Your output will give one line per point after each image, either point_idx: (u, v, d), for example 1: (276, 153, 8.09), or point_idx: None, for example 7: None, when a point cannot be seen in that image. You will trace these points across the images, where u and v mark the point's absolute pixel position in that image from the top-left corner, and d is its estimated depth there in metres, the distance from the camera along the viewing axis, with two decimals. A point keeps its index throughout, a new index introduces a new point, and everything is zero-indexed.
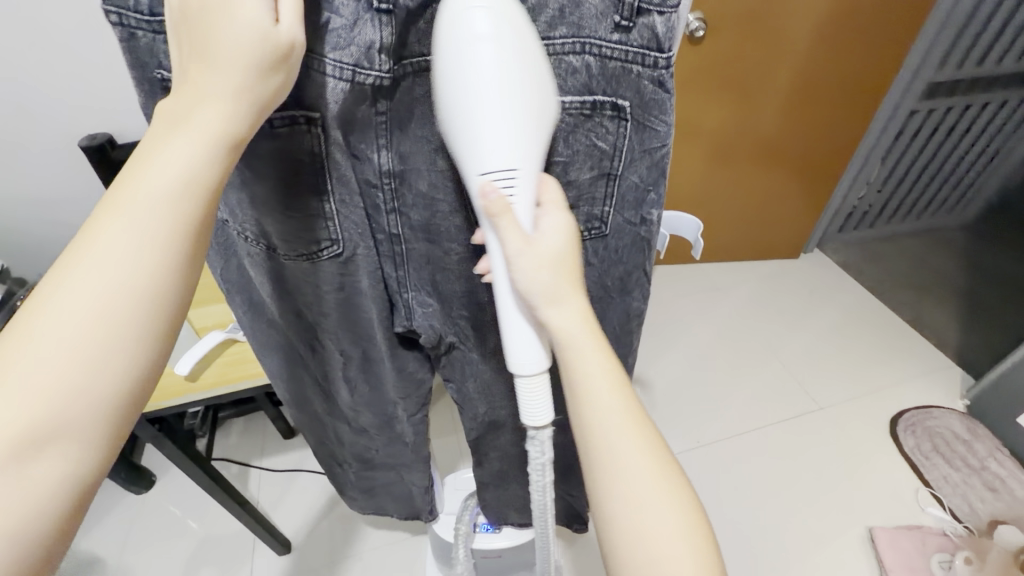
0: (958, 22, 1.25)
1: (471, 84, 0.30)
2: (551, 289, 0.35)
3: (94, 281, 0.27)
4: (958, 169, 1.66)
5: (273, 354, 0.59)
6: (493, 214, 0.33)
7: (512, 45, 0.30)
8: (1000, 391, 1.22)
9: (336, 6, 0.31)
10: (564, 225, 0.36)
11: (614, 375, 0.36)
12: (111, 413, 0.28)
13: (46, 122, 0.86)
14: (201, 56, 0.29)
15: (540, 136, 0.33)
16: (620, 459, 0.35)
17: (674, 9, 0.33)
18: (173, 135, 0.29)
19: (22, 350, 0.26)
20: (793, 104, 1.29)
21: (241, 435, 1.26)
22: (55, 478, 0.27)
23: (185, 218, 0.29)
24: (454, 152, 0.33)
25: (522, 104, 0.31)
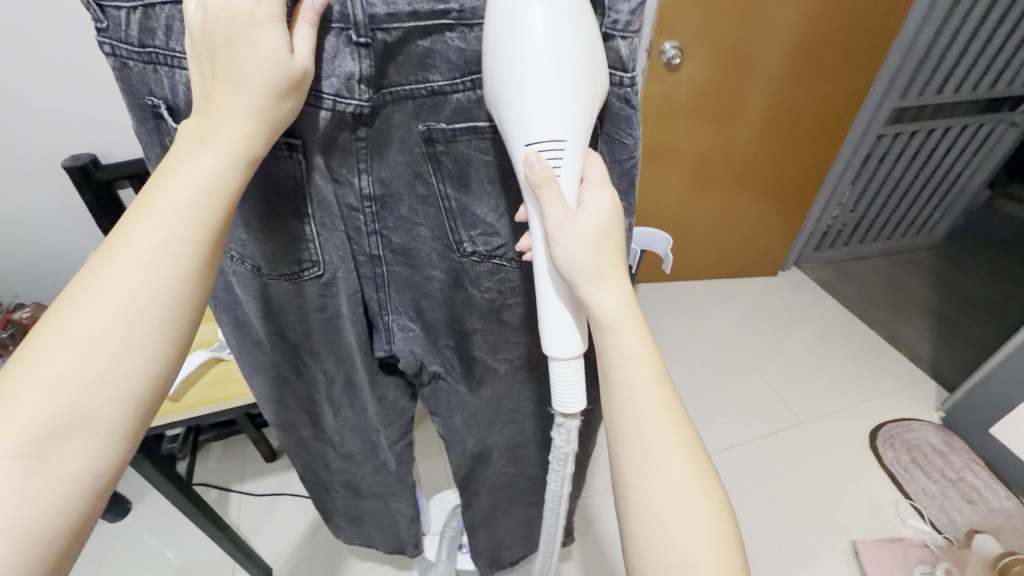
0: (920, 53, 1.32)
1: (524, 51, 0.30)
2: (591, 263, 0.35)
3: (122, 282, 0.29)
4: (924, 191, 1.73)
5: (258, 376, 0.57)
6: (535, 186, 0.33)
7: (561, 5, 0.30)
8: (972, 405, 1.26)
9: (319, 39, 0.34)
10: (608, 200, 0.35)
11: (653, 364, 0.37)
12: (132, 409, 0.30)
13: (29, 142, 0.86)
14: (225, 74, 0.31)
15: (592, 109, 0.33)
16: (652, 453, 0.35)
17: (635, 32, 0.35)
18: (199, 148, 0.31)
19: (52, 348, 0.28)
20: (769, 127, 1.35)
21: (220, 459, 1.23)
22: (78, 474, 0.28)
23: (207, 224, 0.31)
24: (503, 129, 0.33)
25: (569, 75, 0.31)
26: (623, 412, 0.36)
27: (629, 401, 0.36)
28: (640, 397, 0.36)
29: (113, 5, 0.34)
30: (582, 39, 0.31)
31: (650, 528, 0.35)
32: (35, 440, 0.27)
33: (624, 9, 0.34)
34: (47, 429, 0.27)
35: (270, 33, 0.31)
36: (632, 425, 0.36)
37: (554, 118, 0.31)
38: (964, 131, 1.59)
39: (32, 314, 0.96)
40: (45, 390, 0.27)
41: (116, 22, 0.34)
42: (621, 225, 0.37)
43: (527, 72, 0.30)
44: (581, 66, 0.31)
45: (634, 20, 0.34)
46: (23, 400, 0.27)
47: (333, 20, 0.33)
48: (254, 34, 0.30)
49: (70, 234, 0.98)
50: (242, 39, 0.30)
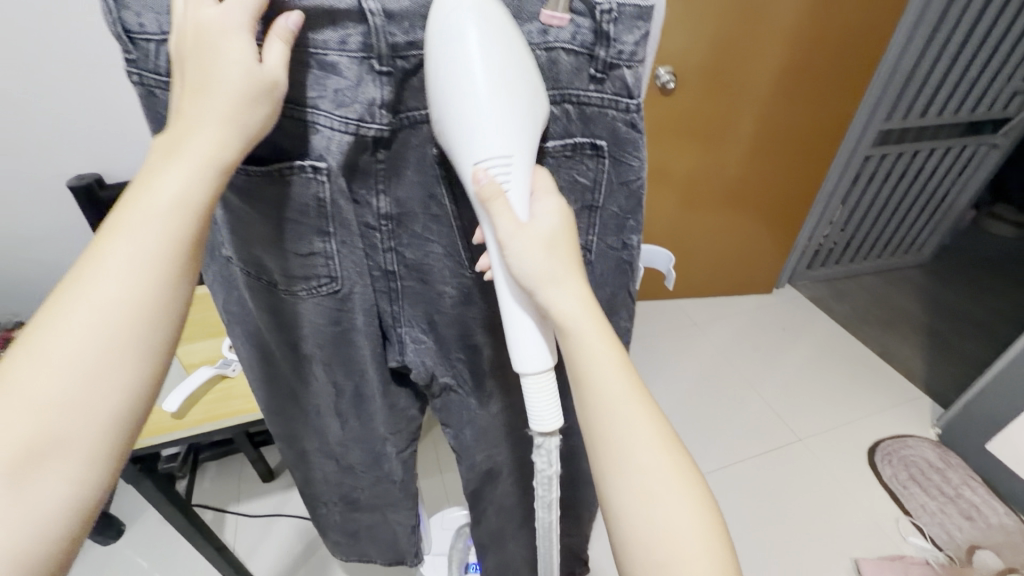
0: (902, 79, 1.37)
1: (461, 66, 0.32)
2: (545, 269, 0.35)
3: (97, 299, 0.29)
4: (911, 211, 1.78)
5: (259, 382, 0.58)
6: (487, 199, 0.34)
7: (488, 31, 0.32)
8: (966, 420, 1.27)
9: (341, 68, 0.36)
10: (559, 209, 0.37)
11: (620, 363, 0.37)
12: (114, 430, 0.29)
13: (37, 162, 0.88)
14: (199, 84, 0.32)
15: (532, 122, 0.34)
16: (639, 453, 0.35)
17: (640, 62, 0.37)
18: (171, 161, 0.31)
19: (24, 370, 0.28)
20: (759, 149, 1.39)
21: (216, 479, 1.21)
22: (57, 496, 0.28)
23: (179, 237, 0.31)
24: (450, 144, 0.35)
25: (507, 84, 0.32)
26: (600, 419, 0.36)
27: (603, 405, 0.36)
28: (613, 400, 0.36)
29: (144, 38, 0.35)
30: (515, 54, 0.33)
31: (641, 534, 0.35)
32: (14, 464, 0.27)
33: (629, 40, 0.36)
34: (22, 455, 0.27)
35: (238, 45, 0.32)
36: (611, 432, 0.36)
37: (493, 131, 0.33)
38: (947, 154, 1.65)
39: None
40: (12, 413, 0.27)
41: (145, 54, 0.36)
42: (574, 227, 0.38)
43: (466, 86, 0.32)
44: (517, 76, 0.33)
45: (639, 50, 0.37)
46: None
47: (356, 50, 0.36)
48: (219, 41, 0.32)
49: (72, 251, 0.99)
50: (208, 50, 0.32)
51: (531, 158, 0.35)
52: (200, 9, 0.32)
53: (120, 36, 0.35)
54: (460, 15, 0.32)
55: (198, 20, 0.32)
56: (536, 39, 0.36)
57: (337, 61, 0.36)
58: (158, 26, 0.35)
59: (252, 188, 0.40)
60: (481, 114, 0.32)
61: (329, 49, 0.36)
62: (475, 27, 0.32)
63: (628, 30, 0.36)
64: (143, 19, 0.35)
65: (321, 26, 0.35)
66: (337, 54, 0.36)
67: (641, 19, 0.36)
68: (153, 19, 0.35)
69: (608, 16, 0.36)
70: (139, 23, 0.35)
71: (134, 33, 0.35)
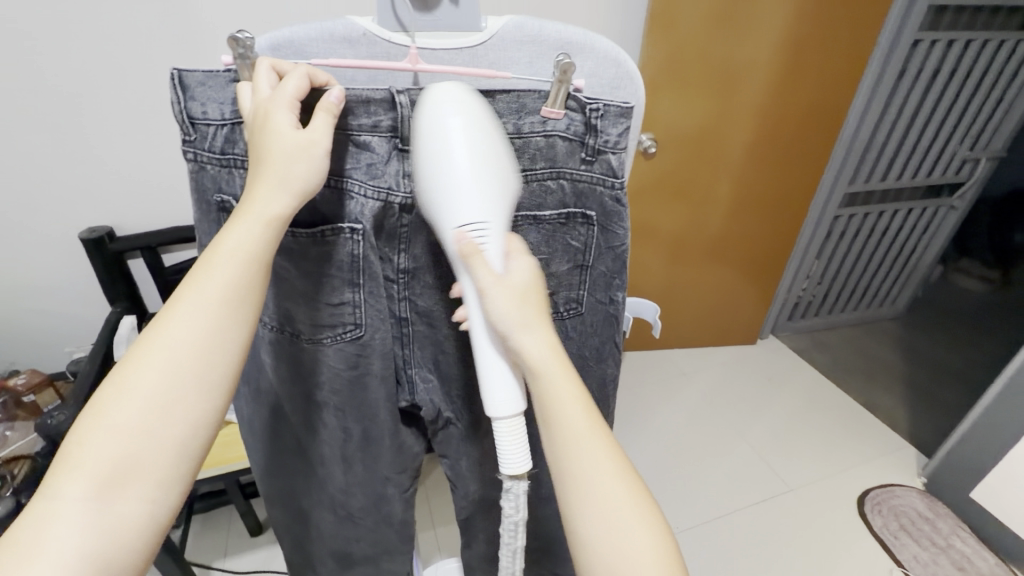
0: (860, 145, 1.49)
1: (439, 146, 0.38)
2: (519, 317, 0.39)
3: (175, 337, 0.34)
4: (881, 265, 1.88)
5: (260, 435, 0.61)
6: (464, 257, 0.38)
7: (471, 119, 0.38)
8: (949, 469, 1.30)
9: (373, 146, 0.43)
10: (531, 268, 0.41)
11: (583, 402, 0.39)
12: (183, 454, 0.33)
13: (60, 217, 0.93)
14: (258, 157, 0.37)
15: (503, 197, 0.40)
16: (594, 479, 0.38)
17: (623, 150, 0.46)
18: (238, 219, 0.36)
19: (111, 400, 0.32)
20: (736, 208, 1.49)
21: (201, 535, 1.18)
22: (138, 514, 0.32)
23: (245, 283, 0.36)
24: (432, 208, 0.39)
25: (481, 161, 0.38)
26: (569, 451, 0.38)
27: (564, 435, 0.38)
28: (578, 431, 0.38)
29: (205, 123, 0.42)
30: (492, 141, 0.39)
31: (601, 554, 0.37)
32: (100, 484, 0.30)
33: (614, 132, 0.45)
34: (109, 477, 0.31)
35: (282, 115, 0.37)
36: (574, 463, 0.38)
37: (466, 201, 0.38)
38: (911, 214, 1.77)
39: (30, 381, 0.96)
40: (103, 441, 0.31)
41: (203, 135, 0.42)
42: (543, 288, 0.42)
43: (440, 163, 0.38)
44: (490, 155, 0.38)
45: (621, 140, 0.45)
46: (86, 452, 0.31)
47: (386, 131, 0.43)
48: (270, 120, 0.37)
49: (75, 301, 1.02)
50: (264, 131, 0.37)
51: (504, 224, 0.40)
52: (263, 96, 0.38)
53: (184, 121, 0.42)
54: (442, 105, 0.38)
55: (262, 102, 0.38)
56: (537, 128, 0.44)
57: (369, 140, 0.43)
58: (219, 113, 0.42)
59: (296, 248, 0.45)
60: (452, 184, 0.38)
61: (363, 132, 0.43)
62: (455, 117, 0.38)
63: (613, 125, 0.44)
64: (207, 108, 0.42)
65: (358, 112, 0.42)
66: (371, 136, 0.43)
67: (623, 117, 0.44)
68: (216, 108, 0.42)
69: (596, 113, 0.44)
70: (203, 111, 0.42)
71: (197, 119, 0.42)
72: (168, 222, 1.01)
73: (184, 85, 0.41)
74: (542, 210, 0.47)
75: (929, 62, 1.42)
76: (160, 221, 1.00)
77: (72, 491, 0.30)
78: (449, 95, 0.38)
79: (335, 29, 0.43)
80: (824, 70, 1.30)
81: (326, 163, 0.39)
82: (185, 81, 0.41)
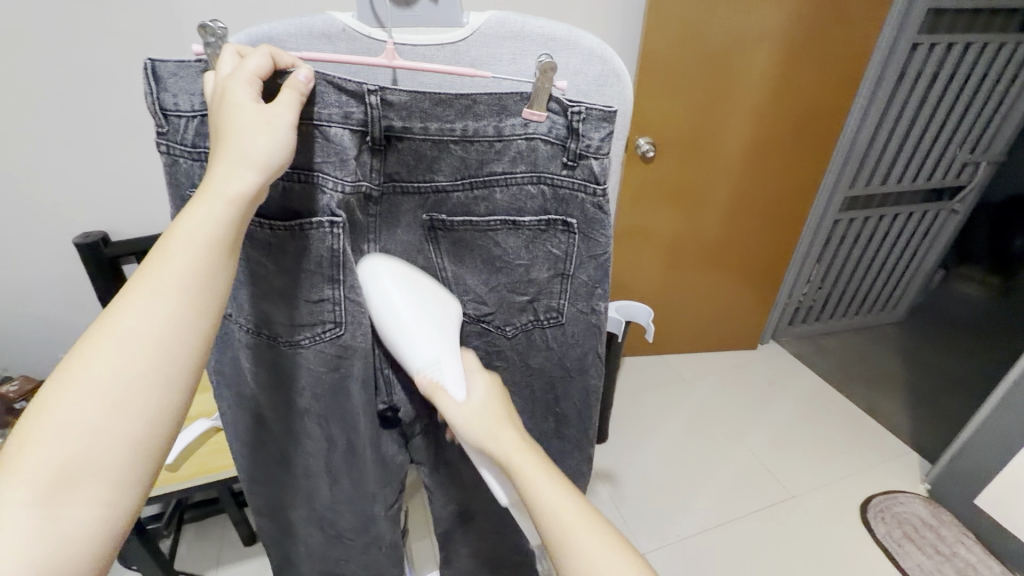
0: (860, 149, 1.48)
1: (388, 305, 0.45)
2: (484, 429, 0.42)
3: (129, 327, 0.33)
4: (881, 270, 1.87)
5: (243, 446, 0.59)
6: (429, 395, 0.44)
7: (408, 278, 0.46)
8: (953, 476, 1.28)
9: (332, 134, 0.42)
10: (485, 385, 0.46)
11: (561, 484, 0.40)
12: (139, 448, 0.32)
13: (49, 221, 0.92)
14: (220, 133, 0.37)
15: (448, 323, 0.46)
16: (588, 554, 0.37)
17: (606, 155, 0.45)
18: (199, 201, 0.36)
19: (60, 393, 0.31)
20: (735, 212, 1.48)
21: (194, 544, 1.17)
22: (87, 516, 0.30)
23: (204, 269, 0.35)
24: (400, 357, 0.46)
25: (423, 302, 0.45)
26: (557, 531, 0.38)
27: (551, 518, 0.38)
28: (561, 513, 0.38)
29: (177, 114, 0.42)
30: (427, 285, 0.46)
31: None
32: (45, 489, 0.29)
33: (596, 136, 0.44)
34: (56, 474, 0.30)
35: (241, 88, 0.37)
36: (566, 542, 0.38)
37: (417, 337, 0.44)
38: (911, 218, 1.76)
39: (24, 387, 0.95)
40: (50, 438, 0.30)
41: (176, 128, 0.43)
42: (503, 395, 0.46)
43: (392, 314, 0.44)
44: (429, 301, 0.46)
45: (604, 145, 0.45)
46: (31, 451, 0.30)
47: (357, 124, 0.43)
48: (229, 94, 0.37)
49: (68, 307, 1.02)
50: (223, 106, 0.37)
51: (455, 347, 0.46)
52: (224, 75, 0.38)
53: (157, 113, 0.42)
54: (378, 269, 0.45)
55: (222, 80, 0.38)
56: (519, 130, 0.45)
57: (340, 133, 0.42)
58: (189, 104, 0.42)
59: (274, 241, 0.45)
60: (407, 332, 0.44)
61: (333, 123, 0.42)
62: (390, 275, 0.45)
63: (594, 129, 0.44)
64: (179, 100, 0.42)
65: (329, 103, 0.41)
66: (340, 128, 0.42)
67: (606, 121, 0.44)
68: (187, 99, 0.42)
69: (578, 117, 0.44)
70: (175, 102, 0.42)
71: (169, 111, 0.42)
72: (162, 228, 1.01)
73: (157, 77, 0.42)
74: (522, 215, 0.48)
75: (928, 65, 1.41)
76: (153, 228, 1.00)
77: (17, 498, 0.29)
78: (379, 262, 0.46)
79: (314, 24, 0.42)
80: (820, 73, 1.29)
81: (292, 135, 0.38)
82: (159, 72, 0.42)
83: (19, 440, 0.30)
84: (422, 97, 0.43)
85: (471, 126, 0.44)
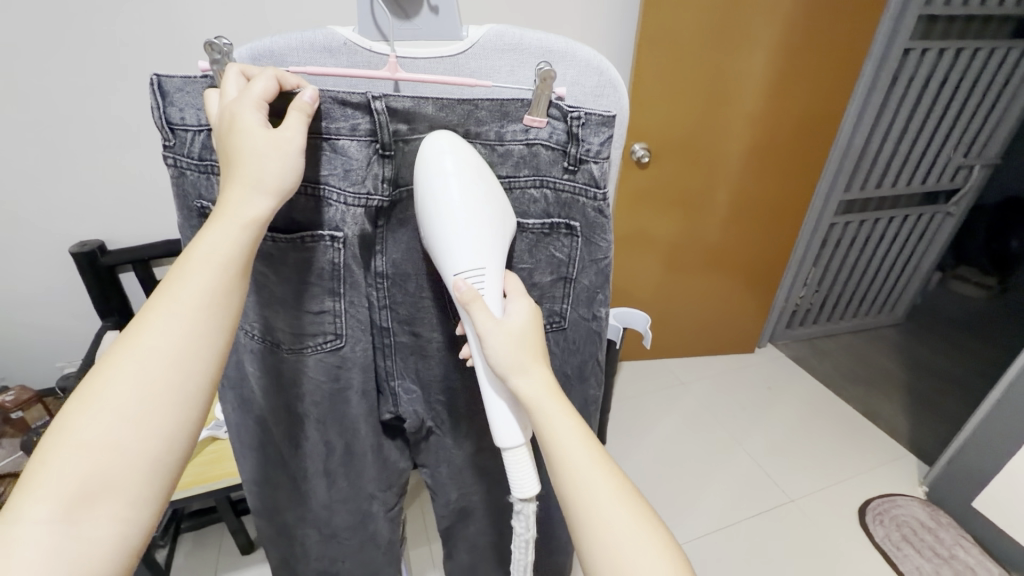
0: (854, 153, 1.49)
1: (437, 195, 0.41)
2: (514, 359, 0.40)
3: (149, 346, 0.33)
4: (878, 273, 1.88)
5: (249, 454, 0.60)
6: (464, 303, 0.40)
7: (468, 176, 0.41)
8: (951, 478, 1.28)
9: (346, 149, 0.43)
10: (527, 309, 0.43)
11: (582, 434, 0.40)
12: (155, 469, 0.32)
13: (47, 230, 0.92)
14: (230, 158, 0.37)
15: (496, 238, 0.42)
16: (604, 513, 0.37)
17: (606, 159, 0.46)
18: (216, 223, 0.36)
19: (79, 415, 0.31)
20: (733, 216, 1.49)
21: (191, 553, 1.16)
22: (107, 536, 0.31)
23: (221, 287, 0.35)
24: (438, 253, 0.42)
25: (472, 206, 0.41)
26: (567, 478, 0.39)
27: (568, 465, 0.39)
28: (578, 460, 0.39)
29: (184, 129, 0.42)
30: (486, 185, 0.42)
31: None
32: (67, 506, 0.29)
33: (596, 141, 0.45)
34: (76, 496, 0.30)
35: (249, 115, 0.37)
36: (580, 488, 0.38)
37: (458, 238, 0.41)
38: (907, 220, 1.77)
39: (18, 398, 0.93)
40: (68, 458, 0.30)
41: (183, 141, 0.43)
42: (540, 329, 0.44)
43: (439, 202, 0.41)
44: (484, 208, 0.41)
45: (604, 150, 0.45)
46: (49, 473, 0.30)
47: (365, 135, 0.43)
48: (236, 120, 0.37)
49: (67, 316, 1.01)
50: (233, 132, 0.37)
51: (501, 268, 0.43)
52: (230, 98, 0.38)
53: (163, 127, 0.42)
54: (441, 151, 0.41)
55: (229, 103, 0.38)
56: (520, 136, 0.45)
57: (345, 145, 0.43)
58: (197, 119, 0.42)
59: (276, 252, 0.45)
60: (453, 231, 0.41)
61: (340, 136, 0.43)
62: (452, 156, 0.41)
63: (594, 134, 0.45)
64: (185, 114, 0.42)
65: (335, 116, 0.42)
66: (347, 140, 0.43)
67: (606, 125, 0.45)
68: (194, 114, 0.42)
69: (578, 122, 0.44)
70: (182, 117, 0.42)
71: (175, 125, 0.42)
72: (161, 236, 1.01)
73: (163, 91, 0.42)
74: (525, 218, 0.48)
75: (920, 71, 1.43)
76: (153, 236, 1.00)
77: (39, 516, 0.29)
78: (444, 140, 0.42)
79: (316, 38, 0.43)
80: (814, 79, 1.30)
81: (300, 160, 0.39)
82: (164, 87, 0.42)
83: (39, 456, 0.30)
84: (426, 106, 0.43)
85: (473, 131, 0.44)
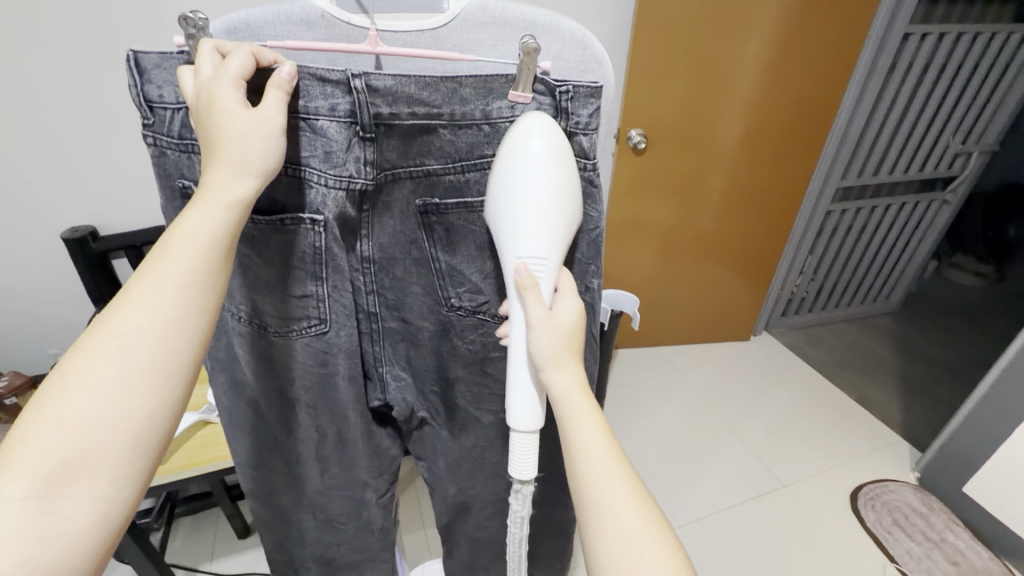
0: (852, 139, 1.48)
1: (512, 175, 0.40)
2: (554, 352, 0.41)
3: (131, 322, 0.32)
4: (874, 261, 1.88)
5: (241, 440, 0.60)
6: (521, 286, 0.41)
7: (552, 157, 0.40)
8: (943, 464, 1.29)
9: (329, 131, 0.42)
10: (577, 307, 0.43)
11: (602, 429, 0.42)
12: (135, 447, 0.32)
13: (34, 216, 0.91)
14: (210, 141, 0.36)
15: (562, 232, 0.41)
16: (609, 505, 0.38)
17: (594, 131, 0.45)
18: (197, 205, 0.35)
19: (58, 391, 0.31)
20: (728, 203, 1.48)
21: (187, 538, 1.17)
22: (86, 511, 0.30)
23: (203, 267, 0.35)
24: (499, 236, 0.42)
25: (546, 191, 0.40)
26: (583, 465, 0.40)
27: (583, 454, 0.40)
28: (591, 451, 0.40)
29: (162, 107, 0.42)
30: (565, 175, 0.41)
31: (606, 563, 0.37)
32: (44, 482, 0.29)
33: (584, 113, 0.44)
34: (55, 471, 0.29)
35: (227, 95, 0.36)
36: (589, 477, 0.40)
37: (521, 224, 0.40)
38: (903, 208, 1.77)
39: (10, 384, 0.92)
40: (49, 431, 0.30)
41: (162, 119, 0.42)
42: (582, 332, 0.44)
43: (514, 181, 0.40)
44: (563, 200, 0.41)
45: (592, 121, 0.45)
46: (29, 447, 0.30)
47: (345, 116, 0.42)
48: (215, 100, 0.36)
49: (59, 303, 1.01)
50: (210, 113, 0.36)
51: (559, 262, 0.43)
52: (205, 77, 0.37)
53: (141, 104, 0.41)
54: (529, 131, 0.41)
55: (204, 83, 0.37)
56: (506, 113, 0.44)
57: (325, 126, 0.42)
58: (175, 97, 0.41)
59: (257, 235, 0.44)
60: (519, 216, 0.40)
61: (320, 116, 0.42)
62: (542, 141, 0.40)
63: (583, 106, 0.44)
64: (163, 91, 0.41)
65: (316, 96, 0.41)
66: (327, 120, 0.42)
67: (592, 96, 0.44)
68: (172, 91, 0.41)
69: (565, 95, 0.44)
70: (160, 94, 0.41)
71: (154, 103, 0.42)
72: (150, 222, 1.00)
73: (140, 68, 0.41)
74: None
75: (920, 56, 1.41)
76: (143, 221, 0.99)
77: (14, 490, 0.29)
78: (539, 122, 0.41)
79: (292, 10, 0.42)
80: (812, 62, 1.28)
81: (282, 141, 0.38)
82: (142, 63, 0.41)
83: (16, 432, 0.30)
84: (407, 82, 0.42)
85: (458, 110, 0.44)
